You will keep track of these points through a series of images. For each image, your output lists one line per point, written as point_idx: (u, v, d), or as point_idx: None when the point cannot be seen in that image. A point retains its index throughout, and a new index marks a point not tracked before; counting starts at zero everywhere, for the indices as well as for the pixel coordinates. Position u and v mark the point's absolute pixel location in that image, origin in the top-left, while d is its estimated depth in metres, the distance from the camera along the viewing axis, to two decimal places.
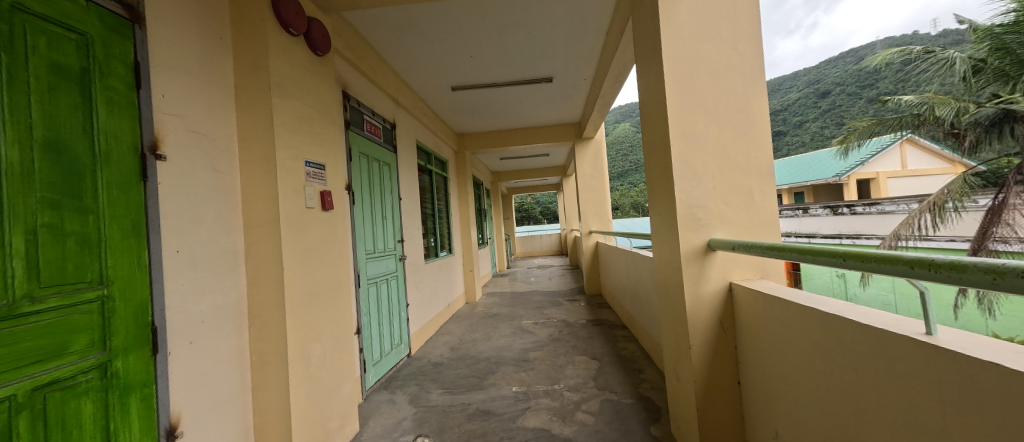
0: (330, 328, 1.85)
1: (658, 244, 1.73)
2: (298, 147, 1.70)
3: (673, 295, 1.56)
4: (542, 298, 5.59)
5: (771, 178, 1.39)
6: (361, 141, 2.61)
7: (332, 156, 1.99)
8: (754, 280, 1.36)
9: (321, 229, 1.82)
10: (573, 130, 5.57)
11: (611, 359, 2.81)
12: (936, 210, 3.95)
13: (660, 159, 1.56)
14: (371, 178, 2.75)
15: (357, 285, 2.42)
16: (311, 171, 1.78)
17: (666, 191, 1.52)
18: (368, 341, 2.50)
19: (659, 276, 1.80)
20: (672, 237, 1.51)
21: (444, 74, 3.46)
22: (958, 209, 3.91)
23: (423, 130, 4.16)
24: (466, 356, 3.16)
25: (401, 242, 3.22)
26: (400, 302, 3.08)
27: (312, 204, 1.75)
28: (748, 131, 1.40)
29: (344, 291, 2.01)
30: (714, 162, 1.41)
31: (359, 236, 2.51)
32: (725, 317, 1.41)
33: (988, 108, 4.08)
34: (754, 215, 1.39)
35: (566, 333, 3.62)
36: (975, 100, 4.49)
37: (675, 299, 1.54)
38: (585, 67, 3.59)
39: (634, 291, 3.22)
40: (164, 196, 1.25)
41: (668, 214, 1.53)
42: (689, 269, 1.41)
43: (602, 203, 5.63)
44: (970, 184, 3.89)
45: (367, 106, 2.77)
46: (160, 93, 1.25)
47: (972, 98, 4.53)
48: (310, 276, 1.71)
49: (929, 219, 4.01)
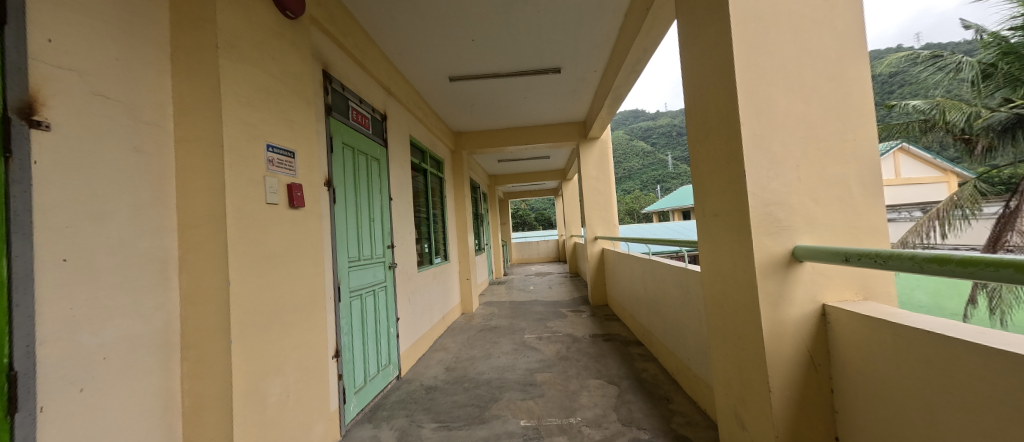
0: (298, 358, 1.45)
1: (712, 252, 1.40)
2: (261, 125, 1.34)
3: (739, 318, 1.23)
4: (544, 308, 5.21)
5: (873, 167, 1.08)
6: (345, 130, 2.26)
7: (309, 142, 1.64)
8: (857, 303, 1.04)
9: (288, 230, 1.44)
10: (578, 129, 5.28)
11: (631, 384, 2.46)
12: (945, 218, 3.66)
13: (722, 143, 1.24)
14: (357, 173, 2.39)
15: (337, 299, 2.03)
16: (277, 158, 1.40)
17: (731, 183, 1.20)
18: (349, 366, 2.09)
19: (708, 291, 1.47)
20: (739, 242, 1.18)
21: (442, 62, 3.14)
22: (968, 217, 3.52)
23: (418, 126, 3.82)
24: (464, 378, 2.75)
25: (391, 248, 2.83)
26: (389, 316, 2.69)
27: (274, 200, 1.37)
28: (841, 105, 1.10)
29: (319, 307, 1.63)
30: (797, 145, 1.10)
31: (341, 241, 2.13)
32: (815, 350, 1.09)
33: (999, 113, 3.61)
34: (852, 212, 1.08)
35: (575, 350, 3.25)
36: (988, 104, 3.78)
37: (742, 323, 1.22)
38: (598, 55, 3.29)
39: (654, 304, 2.88)
40: (47, 182, 0.83)
41: (734, 212, 1.20)
42: (767, 286, 1.09)
43: (608, 206, 5.32)
44: (981, 191, 3.49)
45: (355, 91, 2.42)
46: (44, 35, 0.85)
47: (981, 103, 3.83)
48: (272, 290, 1.33)
49: (937, 228, 3.72)
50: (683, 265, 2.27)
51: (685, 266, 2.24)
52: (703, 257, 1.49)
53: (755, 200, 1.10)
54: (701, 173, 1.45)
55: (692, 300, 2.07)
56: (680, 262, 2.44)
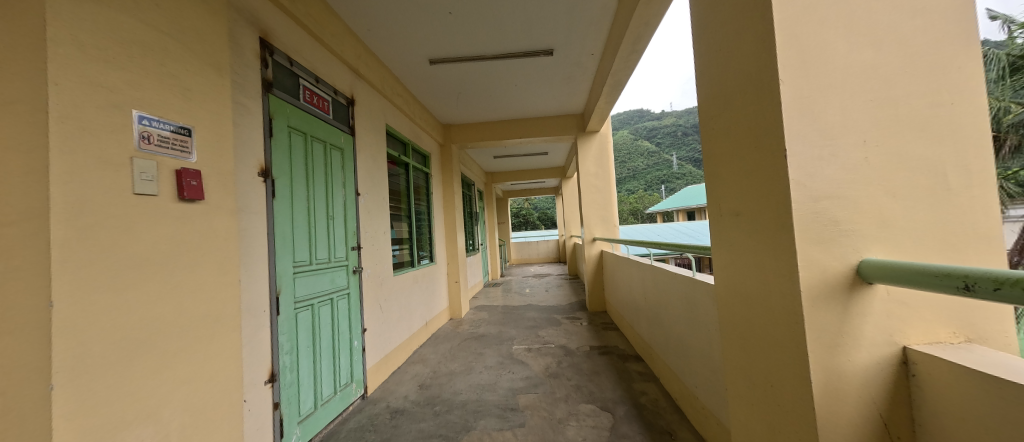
0: (189, 396, 1.11)
1: (732, 265, 1.04)
2: (126, 89, 1.00)
3: (771, 358, 0.87)
4: (538, 314, 4.85)
5: (984, 145, 0.72)
6: (294, 112, 1.92)
7: (219, 120, 1.30)
8: (960, 349, 0.67)
9: (175, 230, 1.11)
10: (576, 122, 4.92)
11: (628, 412, 2.10)
12: None
13: (750, 112, 0.89)
14: (310, 163, 2.05)
15: (275, 311, 1.68)
16: (156, 134, 1.06)
17: (764, 169, 0.84)
18: (291, 391, 1.75)
19: (727, 316, 1.11)
20: (773, 253, 0.83)
21: (419, 41, 2.79)
22: None
23: (398, 115, 3.48)
24: (437, 400, 2.40)
25: (358, 249, 2.49)
26: (353, 328, 2.35)
27: (151, 190, 1.04)
28: (935, 52, 0.74)
29: (232, 327, 1.30)
30: (867, 111, 0.75)
31: (284, 242, 1.78)
32: (893, 417, 0.72)
33: None
34: (953, 213, 0.72)
35: (566, 366, 2.89)
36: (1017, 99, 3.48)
37: (775, 367, 0.86)
38: (595, 33, 2.92)
39: (656, 317, 2.51)
40: None
41: (766, 210, 0.85)
42: (816, 318, 0.74)
43: (608, 205, 4.95)
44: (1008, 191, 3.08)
45: (310, 68, 2.09)
46: None
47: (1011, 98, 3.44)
48: (142, 311, 1.00)
49: None
50: (692, 275, 1.91)
51: (695, 276, 1.88)
52: (719, 269, 1.13)
53: (801, 193, 0.75)
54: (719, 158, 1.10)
55: (704, 319, 1.71)
56: (687, 270, 2.08)
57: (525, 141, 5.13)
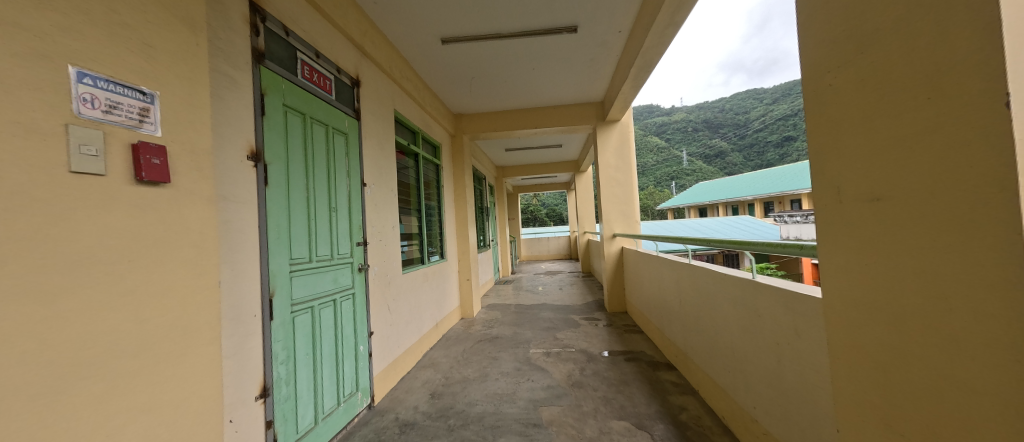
0: (153, 429, 0.88)
1: (872, 272, 0.78)
2: (65, 35, 0.76)
3: (966, 408, 0.62)
4: (553, 314, 4.59)
5: None
6: (290, 89, 1.68)
7: (196, 86, 1.06)
8: None
9: (133, 219, 0.87)
10: (595, 110, 4.61)
11: (668, 433, 1.83)
12: None
13: (939, 44, 0.60)
14: (310, 148, 1.82)
15: (267, 316, 1.46)
16: (102, 96, 0.82)
17: (974, 131, 0.56)
18: (287, 407, 1.53)
19: (852, 336, 0.86)
20: (975, 257, 0.58)
21: (429, 17, 2.53)
22: None
23: (407, 101, 3.23)
24: (450, 412, 2.16)
25: (363, 245, 2.26)
26: (359, 331, 2.13)
27: (94, 169, 0.79)
28: None
29: (212, 338, 1.06)
30: None
31: (278, 236, 1.56)
32: None
33: None
34: None
35: (590, 374, 2.63)
36: None
37: (978, 425, 0.60)
38: (626, 5, 2.61)
39: (696, 323, 2.22)
40: None
41: (962, 195, 0.59)
42: None
43: (629, 200, 4.64)
44: None
45: (309, 41, 1.85)
46: None
47: None
48: (84, 323, 0.76)
49: None
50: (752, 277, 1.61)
51: (756, 279, 1.59)
52: (845, 276, 0.87)
53: None
54: (851, 124, 0.81)
55: (775, 331, 1.42)
56: (741, 271, 1.79)
57: (540, 131, 4.84)
